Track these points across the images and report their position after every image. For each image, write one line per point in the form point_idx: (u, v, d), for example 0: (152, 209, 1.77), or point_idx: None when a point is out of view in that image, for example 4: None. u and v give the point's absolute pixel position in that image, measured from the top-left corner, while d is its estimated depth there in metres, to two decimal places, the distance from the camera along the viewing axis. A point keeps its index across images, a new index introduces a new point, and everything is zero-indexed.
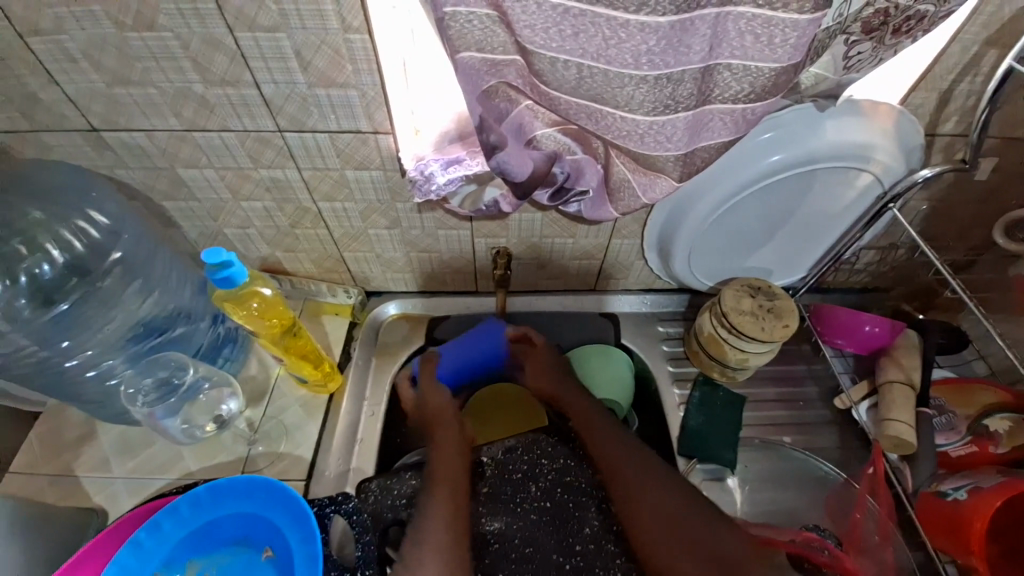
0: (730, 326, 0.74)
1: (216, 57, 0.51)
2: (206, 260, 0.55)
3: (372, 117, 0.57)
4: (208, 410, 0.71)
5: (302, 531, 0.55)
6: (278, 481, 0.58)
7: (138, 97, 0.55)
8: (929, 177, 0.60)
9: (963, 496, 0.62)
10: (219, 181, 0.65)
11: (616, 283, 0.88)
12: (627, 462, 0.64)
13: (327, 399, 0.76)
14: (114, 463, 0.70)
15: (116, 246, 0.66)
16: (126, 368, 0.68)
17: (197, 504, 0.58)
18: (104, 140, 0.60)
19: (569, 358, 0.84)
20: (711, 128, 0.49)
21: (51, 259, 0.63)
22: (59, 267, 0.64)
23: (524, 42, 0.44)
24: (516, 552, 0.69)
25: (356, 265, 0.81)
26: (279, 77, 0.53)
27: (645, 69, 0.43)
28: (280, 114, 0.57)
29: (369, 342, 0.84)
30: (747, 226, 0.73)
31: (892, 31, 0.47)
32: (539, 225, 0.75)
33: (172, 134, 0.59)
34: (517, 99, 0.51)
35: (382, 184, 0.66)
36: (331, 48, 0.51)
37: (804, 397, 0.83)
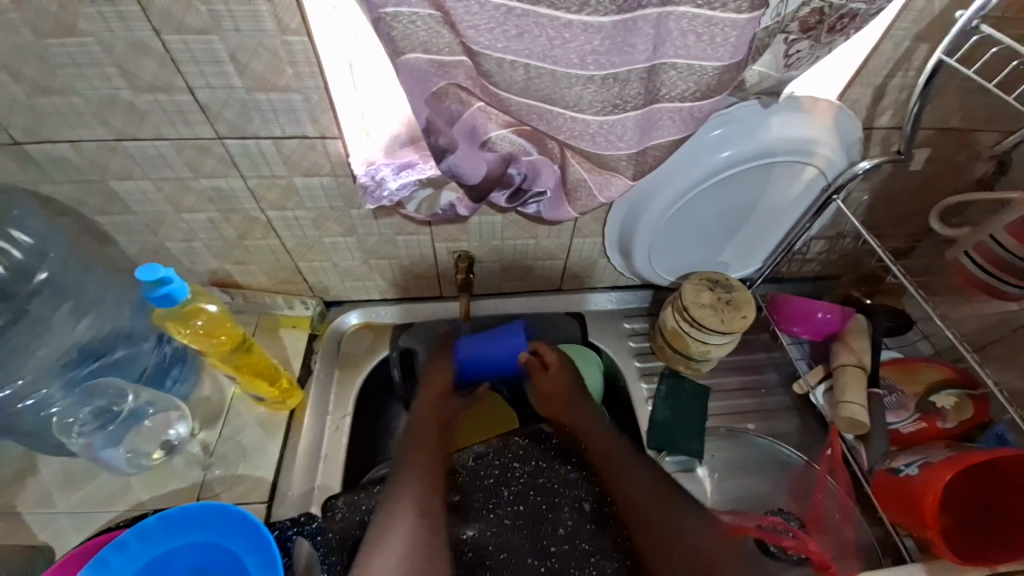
0: (691, 319, 0.75)
1: (143, 62, 0.48)
2: (141, 278, 0.51)
3: (319, 121, 0.55)
4: (154, 436, 0.68)
5: (261, 558, 0.53)
6: (234, 505, 0.55)
7: (59, 107, 0.51)
8: (868, 169, 0.63)
9: (915, 472, 0.64)
10: (157, 193, 0.62)
11: (581, 282, 0.88)
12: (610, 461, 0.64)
13: (287, 415, 0.73)
14: (53, 499, 0.65)
15: (43, 266, 0.62)
16: (62, 396, 0.64)
17: (147, 537, 0.55)
18: (23, 153, 0.55)
19: None
20: (661, 126, 0.50)
21: None
22: None
23: (469, 42, 0.43)
24: (491, 559, 0.68)
25: (313, 275, 0.79)
26: (215, 82, 0.50)
27: (591, 68, 0.43)
28: (219, 121, 0.54)
29: (330, 354, 0.81)
30: (704, 221, 0.74)
31: (827, 29, 0.49)
32: (499, 227, 0.75)
33: (101, 145, 0.55)
34: (469, 101, 0.51)
35: (334, 191, 0.64)
36: (269, 51, 0.48)
37: (765, 385, 0.85)
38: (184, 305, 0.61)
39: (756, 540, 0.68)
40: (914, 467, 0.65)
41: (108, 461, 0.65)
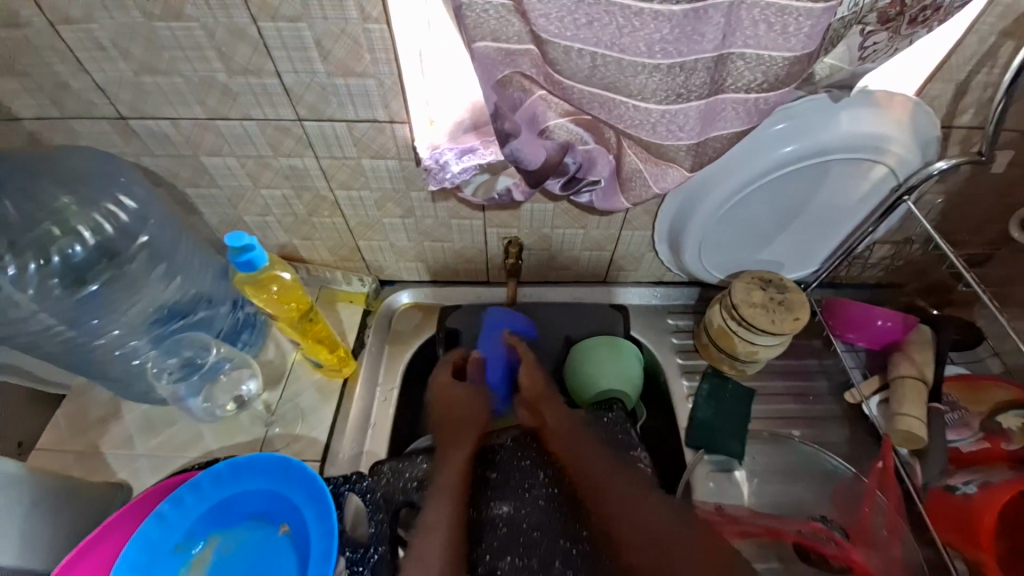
0: (741, 318, 0.74)
1: (240, 46, 0.53)
2: (229, 244, 0.56)
3: (390, 106, 0.58)
4: (228, 390, 0.73)
5: (320, 508, 0.57)
6: (296, 458, 0.59)
7: (164, 86, 0.57)
8: (945, 169, 0.60)
9: (973, 492, 0.65)
10: (240, 169, 0.67)
11: (627, 275, 0.88)
12: (626, 492, 0.64)
13: (341, 383, 0.78)
14: (137, 441, 0.73)
15: (144, 230, 0.68)
16: (150, 348, 0.71)
17: (218, 480, 0.59)
18: (131, 128, 0.62)
19: (580, 348, 0.84)
20: (724, 117, 0.50)
21: (82, 241, 0.65)
22: (90, 249, 0.66)
23: (538, 31, 0.45)
24: (524, 536, 0.68)
25: (371, 254, 0.83)
26: (300, 67, 0.54)
27: (658, 57, 0.44)
28: (299, 104, 0.58)
29: (382, 329, 0.86)
30: (758, 220, 0.73)
31: (908, 21, 0.47)
32: (551, 216, 0.76)
33: (196, 122, 0.61)
34: (530, 89, 0.52)
35: (398, 173, 0.67)
36: (350, 38, 0.52)
37: (814, 391, 0.83)
38: (262, 272, 0.66)
39: (795, 544, 0.70)
40: (971, 487, 0.65)
41: (189, 408, 0.72)
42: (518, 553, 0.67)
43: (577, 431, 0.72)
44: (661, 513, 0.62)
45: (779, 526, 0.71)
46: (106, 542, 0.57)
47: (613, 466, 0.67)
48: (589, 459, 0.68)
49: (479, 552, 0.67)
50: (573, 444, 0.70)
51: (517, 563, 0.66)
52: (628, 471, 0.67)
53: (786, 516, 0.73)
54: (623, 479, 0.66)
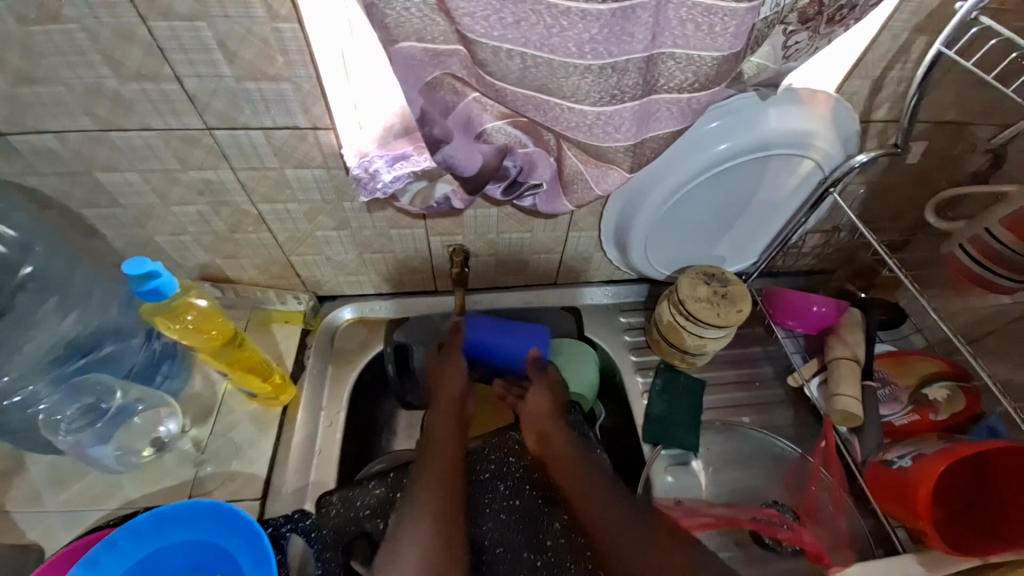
0: (687, 313, 0.75)
1: (129, 49, 0.47)
2: (128, 272, 0.49)
3: (311, 112, 0.54)
4: (144, 433, 0.67)
5: (254, 554, 0.51)
6: (225, 502, 0.53)
7: (42, 96, 0.50)
8: (866, 162, 0.63)
9: (908, 464, 0.65)
10: (144, 185, 0.60)
11: (576, 276, 0.88)
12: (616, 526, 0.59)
13: (280, 412, 0.73)
14: (42, 498, 0.64)
15: (28, 260, 0.60)
16: (50, 392, 0.63)
17: (138, 535, 0.53)
18: (4, 143, 0.54)
19: None
20: (658, 117, 0.49)
21: None
22: None
23: (464, 31, 0.42)
24: (487, 554, 0.67)
25: (306, 269, 0.78)
26: (204, 71, 0.49)
27: (589, 58, 0.43)
28: (208, 112, 0.53)
29: (324, 349, 0.81)
30: (700, 216, 0.74)
31: (826, 20, 0.48)
32: (495, 220, 0.74)
33: (85, 135, 0.54)
34: (464, 91, 0.50)
35: (327, 183, 0.63)
36: (259, 39, 0.47)
37: (760, 378, 0.85)
38: (172, 300, 0.59)
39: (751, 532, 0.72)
40: (907, 460, 0.65)
41: (96, 458, 0.64)
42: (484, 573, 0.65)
43: (574, 458, 0.67)
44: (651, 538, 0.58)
45: (734, 515, 0.73)
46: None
47: (608, 496, 0.62)
48: (588, 493, 0.63)
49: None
50: (570, 473, 0.66)
51: None
52: (620, 501, 0.61)
53: (742, 503, 0.76)
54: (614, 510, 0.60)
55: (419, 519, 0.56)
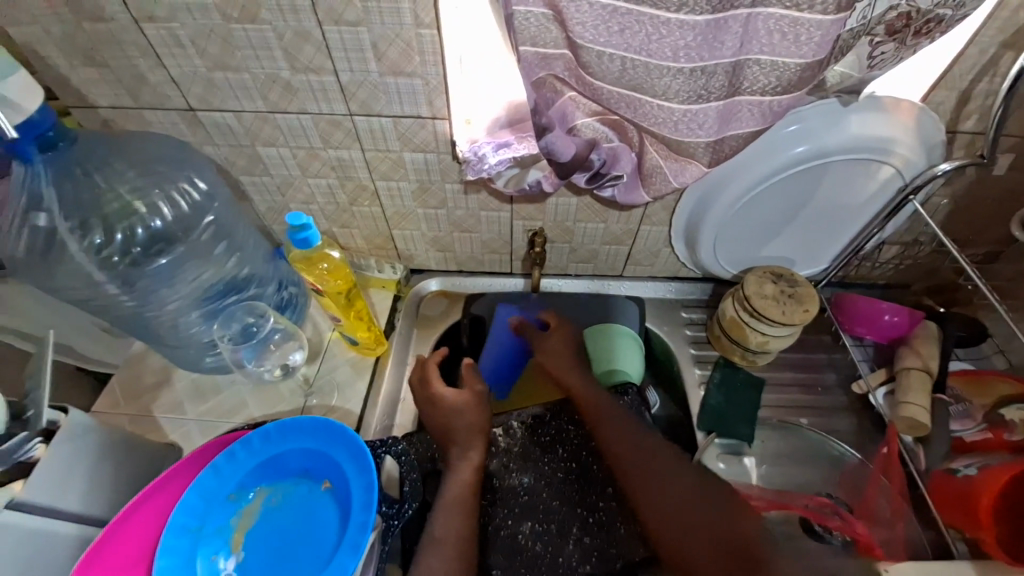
0: (752, 309, 0.78)
1: (304, 47, 0.59)
2: (289, 222, 0.62)
3: (433, 103, 0.64)
4: (279, 357, 0.79)
5: (359, 464, 0.59)
6: (337, 420, 0.61)
7: (232, 82, 0.63)
8: (948, 171, 0.64)
9: (974, 473, 0.67)
10: (291, 159, 0.73)
11: (644, 269, 0.93)
12: (687, 500, 0.63)
13: (373, 361, 0.84)
14: (186, 407, 0.78)
15: (210, 211, 0.73)
16: (200, 323, 0.77)
17: (267, 439, 0.62)
18: (196, 118, 0.68)
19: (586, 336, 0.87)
20: (740, 118, 0.55)
21: (162, 215, 0.70)
22: (169, 223, 0.70)
23: (574, 37, 0.50)
24: (543, 504, 0.73)
25: (403, 243, 0.89)
26: (356, 66, 0.60)
27: (683, 61, 0.49)
28: (352, 99, 0.64)
29: (411, 314, 0.92)
30: (770, 216, 0.77)
31: (913, 33, 0.52)
32: (574, 209, 0.81)
33: (257, 115, 0.67)
34: (562, 90, 0.58)
35: (435, 165, 0.73)
36: (403, 41, 0.58)
37: (822, 383, 0.86)
38: (313, 251, 0.73)
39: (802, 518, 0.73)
40: (974, 469, 0.67)
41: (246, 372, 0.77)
42: (538, 519, 0.72)
43: (631, 441, 0.69)
44: (698, 500, 0.63)
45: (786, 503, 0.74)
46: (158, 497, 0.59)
47: (676, 474, 0.66)
48: (637, 458, 0.68)
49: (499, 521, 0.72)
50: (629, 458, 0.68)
51: (536, 529, 0.71)
52: (671, 469, 0.66)
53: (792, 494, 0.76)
54: (680, 488, 0.64)
55: (449, 512, 0.63)
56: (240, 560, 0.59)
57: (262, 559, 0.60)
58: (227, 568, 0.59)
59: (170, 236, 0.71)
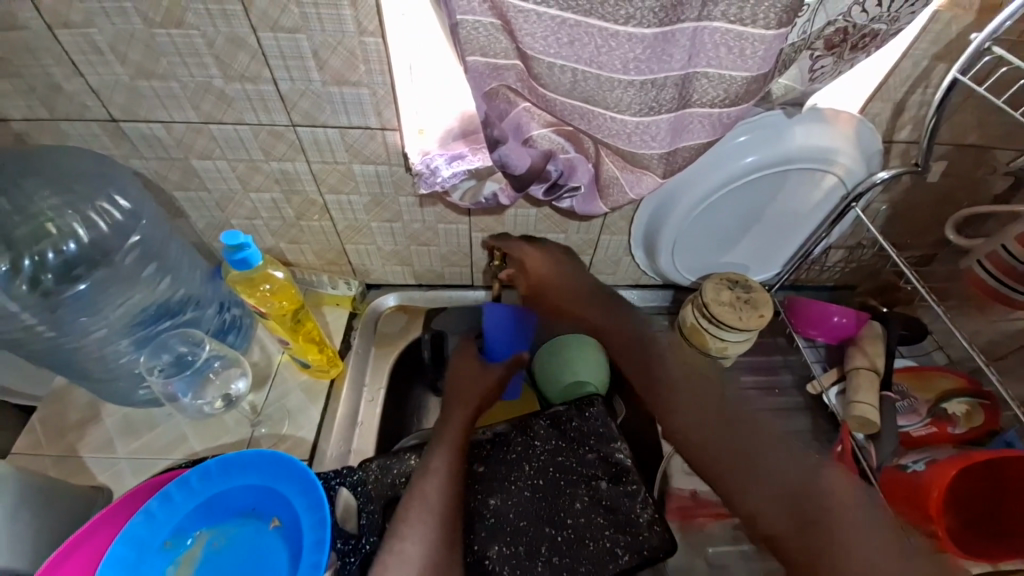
0: (711, 316, 0.79)
1: (238, 54, 0.55)
2: (224, 242, 0.57)
3: (382, 113, 0.61)
4: (219, 387, 0.74)
5: (310, 499, 0.55)
6: (284, 453, 0.57)
7: (159, 90, 0.58)
8: (887, 179, 0.67)
9: (922, 468, 0.67)
10: (231, 172, 0.69)
11: (605, 278, 0.93)
12: (713, 419, 0.63)
13: (328, 384, 0.80)
14: (117, 445, 0.71)
15: (136, 229, 0.68)
16: (130, 351, 0.71)
17: (206, 477, 0.57)
18: (121, 130, 0.62)
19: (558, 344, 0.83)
20: (691, 130, 0.55)
21: (76, 238, 0.65)
22: (84, 245, 0.65)
23: (524, 48, 0.49)
24: (510, 526, 0.70)
25: (357, 258, 0.86)
26: (297, 75, 0.57)
27: (632, 74, 0.49)
28: (295, 110, 0.61)
29: (368, 331, 0.88)
30: (724, 222, 0.78)
31: (850, 47, 0.54)
32: (533, 220, 0.80)
33: (189, 127, 0.62)
34: (516, 101, 0.57)
35: (388, 178, 0.70)
36: (347, 49, 0.55)
37: (779, 385, 0.88)
38: (255, 270, 0.69)
39: None
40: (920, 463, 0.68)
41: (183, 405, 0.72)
42: (506, 541, 0.69)
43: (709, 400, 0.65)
44: (721, 420, 0.62)
45: None
46: (85, 546, 0.54)
47: (703, 395, 0.66)
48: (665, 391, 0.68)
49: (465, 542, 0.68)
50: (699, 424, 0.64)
51: (505, 552, 0.68)
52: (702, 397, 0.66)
53: None
54: (708, 413, 0.64)
55: (415, 535, 0.57)
56: None
57: None
58: None
59: (90, 259, 0.66)
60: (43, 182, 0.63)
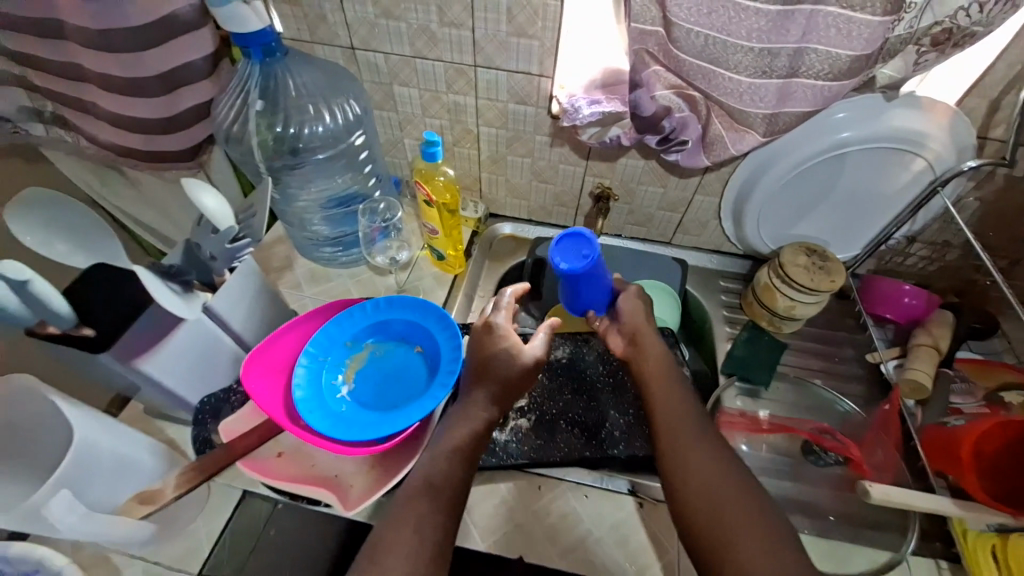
0: (784, 276, 0.90)
1: (454, 6, 0.75)
2: (423, 138, 0.81)
3: (543, 63, 0.80)
4: (390, 251, 1.00)
5: (449, 333, 0.75)
6: (430, 302, 0.78)
7: (391, 28, 0.80)
8: (974, 167, 0.75)
9: (959, 425, 0.78)
10: (418, 99, 0.91)
11: (691, 237, 1.06)
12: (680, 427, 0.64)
13: (452, 278, 1.01)
14: (303, 287, 0.96)
15: (361, 129, 0.92)
16: (338, 212, 0.97)
17: (379, 309, 0.78)
18: (355, 57, 0.86)
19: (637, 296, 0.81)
20: (796, 98, 0.70)
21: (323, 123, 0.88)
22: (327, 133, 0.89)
23: (671, 16, 0.64)
24: (581, 403, 0.80)
25: (488, 186, 1.06)
26: (490, 25, 0.77)
27: (754, 41, 0.64)
28: (480, 53, 0.81)
29: (485, 249, 1.08)
30: (819, 192, 0.88)
31: (953, 44, 0.64)
32: (640, 171, 0.94)
33: (401, 59, 0.85)
34: (649, 64, 0.73)
35: (532, 118, 0.89)
36: (533, 8, 0.73)
37: (841, 356, 0.97)
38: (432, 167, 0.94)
39: (803, 441, 0.84)
40: (960, 421, 0.78)
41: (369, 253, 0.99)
42: (575, 411, 0.80)
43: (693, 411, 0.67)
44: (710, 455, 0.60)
45: (794, 425, 0.86)
46: (289, 336, 0.74)
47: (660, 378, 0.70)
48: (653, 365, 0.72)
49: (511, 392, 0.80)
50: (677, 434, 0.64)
51: (570, 421, 0.79)
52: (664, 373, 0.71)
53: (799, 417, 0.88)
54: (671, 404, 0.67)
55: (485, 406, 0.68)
56: (351, 388, 0.74)
57: (367, 390, 0.74)
58: (342, 391, 0.73)
59: (325, 143, 0.90)
60: (302, 69, 0.84)
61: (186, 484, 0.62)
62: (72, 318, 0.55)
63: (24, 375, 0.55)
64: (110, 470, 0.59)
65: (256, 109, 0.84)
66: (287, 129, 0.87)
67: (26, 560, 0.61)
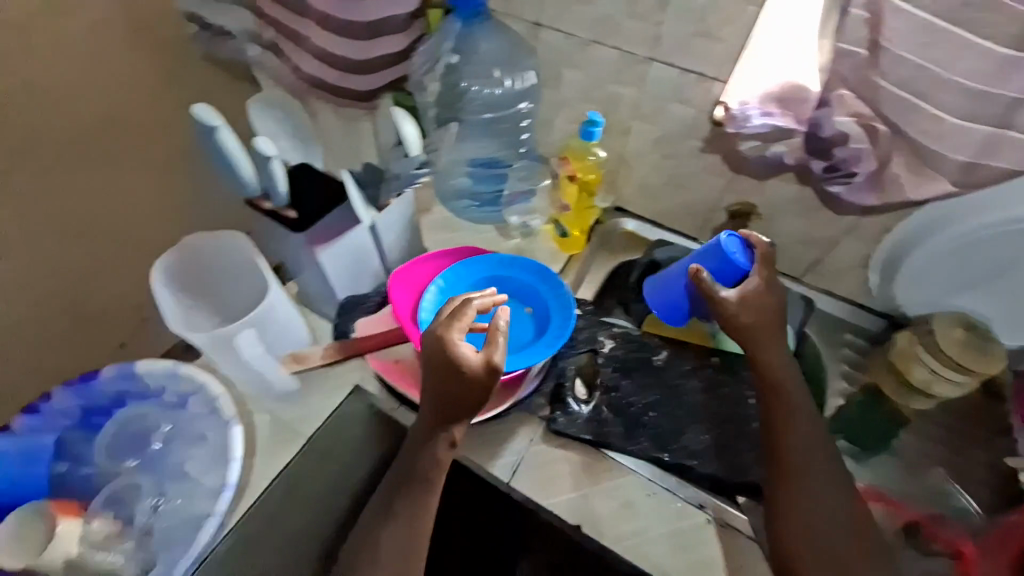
0: (934, 345, 0.85)
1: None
2: (586, 119, 0.84)
3: (721, 67, 0.80)
4: (525, 214, 1.05)
5: (562, 302, 0.79)
6: (553, 272, 0.81)
7: (579, 11, 0.84)
8: None
9: None
10: (582, 83, 0.93)
11: (826, 282, 0.98)
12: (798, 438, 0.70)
13: (568, 257, 1.04)
14: (432, 231, 1.05)
15: (529, 99, 1.00)
16: (490, 168, 1.04)
17: (504, 265, 0.83)
18: (537, 34, 0.89)
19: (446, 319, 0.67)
20: (1002, 153, 0.64)
21: (501, 86, 0.96)
22: (498, 97, 0.97)
23: (882, 40, 0.62)
24: (668, 410, 0.80)
25: (619, 181, 1.05)
26: (679, 23, 0.78)
27: (969, 83, 0.60)
28: (659, 47, 0.82)
29: (603, 238, 1.07)
30: (1000, 265, 0.79)
31: None
32: (789, 198, 0.89)
33: (579, 42, 0.88)
34: (836, 88, 0.69)
35: (690, 121, 0.88)
36: (728, 11, 0.74)
37: (972, 454, 0.85)
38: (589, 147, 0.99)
39: (905, 524, 0.77)
40: None
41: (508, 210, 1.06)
42: (661, 413, 0.80)
43: (819, 456, 0.68)
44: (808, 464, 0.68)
45: (899, 504, 0.79)
46: (429, 266, 0.83)
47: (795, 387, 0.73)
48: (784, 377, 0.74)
49: (599, 372, 0.84)
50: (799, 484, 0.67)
51: (654, 423, 0.79)
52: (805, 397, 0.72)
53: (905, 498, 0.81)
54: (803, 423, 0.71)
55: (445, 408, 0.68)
56: None
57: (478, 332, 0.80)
58: None
59: (498, 103, 0.98)
60: (494, 36, 0.92)
61: (332, 357, 0.75)
62: (284, 199, 0.67)
63: (242, 236, 0.71)
64: (275, 331, 0.73)
65: (449, 62, 0.94)
66: (468, 85, 0.96)
67: (192, 380, 0.79)
